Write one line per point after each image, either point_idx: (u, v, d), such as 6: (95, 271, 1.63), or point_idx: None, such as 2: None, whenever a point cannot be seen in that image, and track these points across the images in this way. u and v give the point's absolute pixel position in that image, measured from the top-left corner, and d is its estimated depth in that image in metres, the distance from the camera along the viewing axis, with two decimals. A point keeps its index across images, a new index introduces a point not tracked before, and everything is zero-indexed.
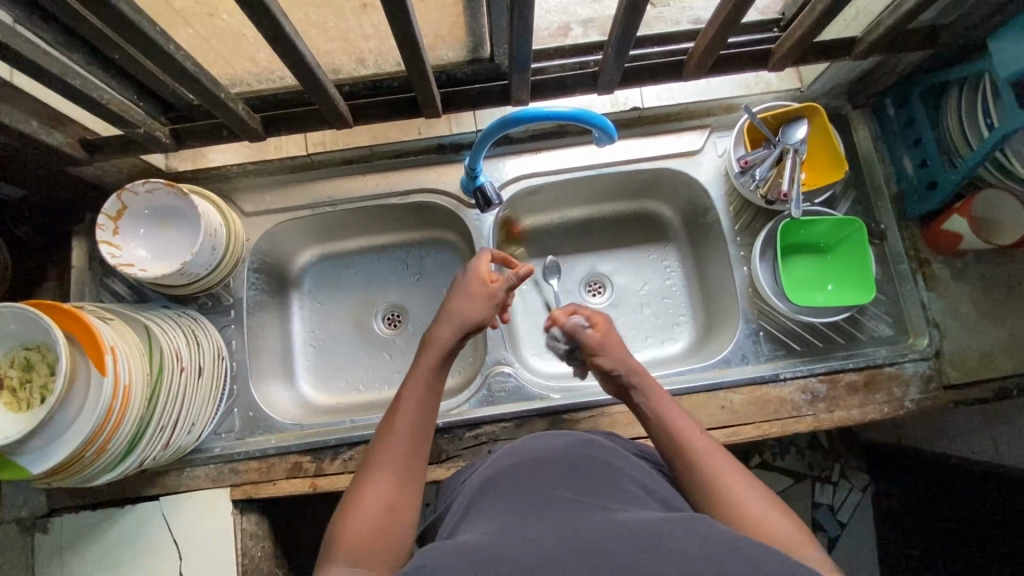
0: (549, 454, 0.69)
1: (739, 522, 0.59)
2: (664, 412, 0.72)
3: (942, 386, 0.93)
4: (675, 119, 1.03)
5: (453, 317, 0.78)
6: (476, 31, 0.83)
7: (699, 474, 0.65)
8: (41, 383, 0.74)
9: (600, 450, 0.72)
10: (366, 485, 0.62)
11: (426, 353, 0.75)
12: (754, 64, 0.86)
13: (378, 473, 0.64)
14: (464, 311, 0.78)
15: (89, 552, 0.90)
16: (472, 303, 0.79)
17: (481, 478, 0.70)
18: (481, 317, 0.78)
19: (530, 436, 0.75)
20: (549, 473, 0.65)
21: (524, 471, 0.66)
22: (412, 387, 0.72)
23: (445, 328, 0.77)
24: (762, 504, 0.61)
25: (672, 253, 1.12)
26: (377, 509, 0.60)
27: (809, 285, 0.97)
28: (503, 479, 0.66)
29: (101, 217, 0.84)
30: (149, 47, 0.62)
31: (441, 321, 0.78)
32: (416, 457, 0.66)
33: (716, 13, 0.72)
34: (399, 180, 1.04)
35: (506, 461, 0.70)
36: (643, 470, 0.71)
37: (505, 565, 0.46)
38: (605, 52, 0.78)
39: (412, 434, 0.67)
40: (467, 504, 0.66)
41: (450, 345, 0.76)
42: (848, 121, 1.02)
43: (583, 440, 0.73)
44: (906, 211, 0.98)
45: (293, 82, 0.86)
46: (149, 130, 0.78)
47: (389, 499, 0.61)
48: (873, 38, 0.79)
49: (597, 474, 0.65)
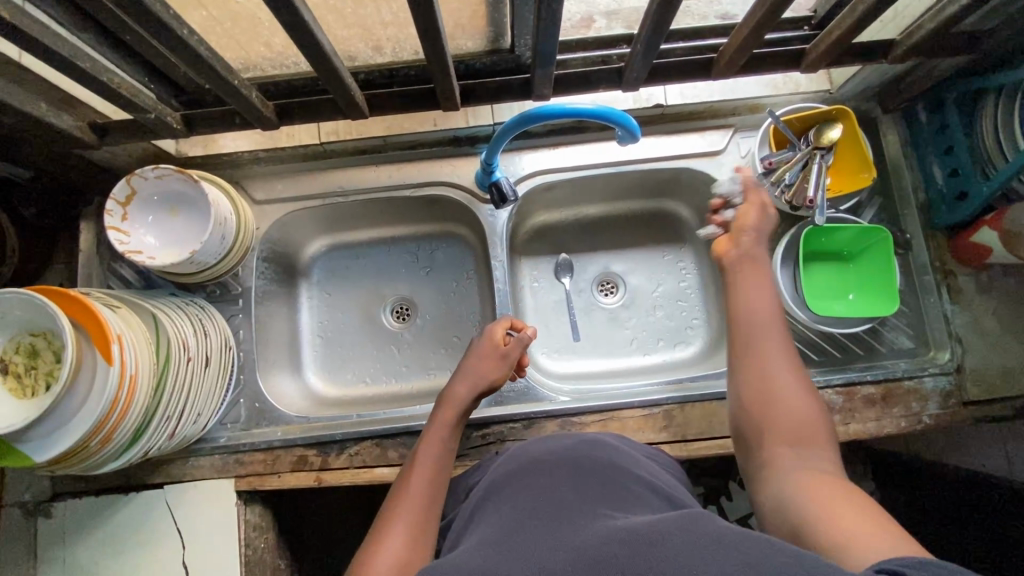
0: (556, 455, 0.68)
1: (770, 399, 0.65)
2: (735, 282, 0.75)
3: (962, 402, 0.91)
4: (698, 117, 1.00)
5: (470, 375, 0.82)
6: (498, 21, 0.80)
7: (749, 346, 0.69)
8: (47, 371, 0.73)
9: (608, 450, 0.70)
10: (381, 543, 0.62)
11: (441, 413, 0.79)
12: (785, 65, 0.83)
13: (393, 529, 0.63)
14: (480, 370, 0.82)
15: (91, 537, 0.90)
16: (486, 362, 0.83)
17: (488, 481, 0.69)
18: (496, 378, 0.83)
19: (534, 439, 0.74)
20: (555, 475, 0.64)
21: (530, 474, 0.65)
22: (429, 445, 0.74)
23: (461, 386, 0.81)
24: (801, 389, 0.65)
25: (688, 255, 1.10)
26: (392, 567, 0.59)
27: (829, 294, 0.94)
28: (509, 482, 0.65)
29: (110, 202, 0.83)
30: (163, 32, 0.60)
31: (457, 379, 0.82)
32: (429, 514, 0.67)
33: (753, 9, 0.69)
34: (412, 172, 1.01)
35: (510, 464, 0.69)
36: (654, 474, 0.69)
37: None
38: (632, 47, 0.75)
39: (427, 491, 0.69)
40: (474, 508, 0.65)
41: (466, 403, 0.80)
42: (876, 125, 0.99)
43: (589, 440, 0.72)
44: (932, 220, 0.95)
45: (308, 68, 0.84)
46: (160, 116, 0.76)
47: (404, 556, 0.61)
48: (913, 41, 0.76)
49: (606, 475, 0.64)
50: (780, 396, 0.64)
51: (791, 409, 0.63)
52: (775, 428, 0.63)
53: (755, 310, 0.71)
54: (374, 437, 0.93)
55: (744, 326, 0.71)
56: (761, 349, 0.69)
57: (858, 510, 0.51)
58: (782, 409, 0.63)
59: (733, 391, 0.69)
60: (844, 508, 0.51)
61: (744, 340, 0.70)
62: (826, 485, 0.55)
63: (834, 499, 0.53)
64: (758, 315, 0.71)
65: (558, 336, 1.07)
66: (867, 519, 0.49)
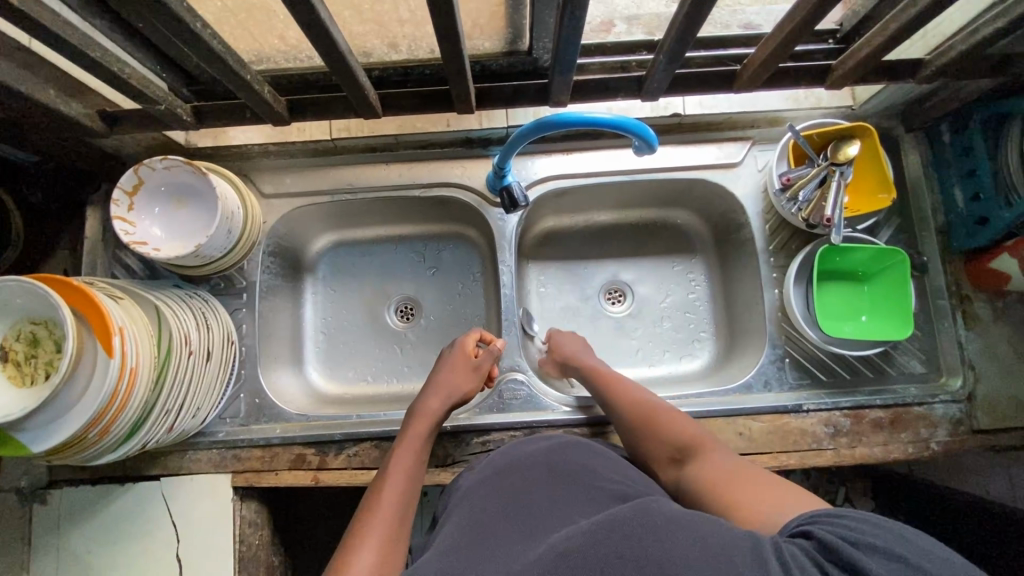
0: (537, 457, 0.70)
1: (650, 429, 0.77)
2: (596, 367, 0.88)
3: (971, 430, 0.89)
4: (717, 128, 0.98)
5: (443, 387, 0.84)
6: (517, 22, 0.77)
7: (617, 396, 0.82)
8: (47, 360, 0.72)
9: (594, 457, 0.71)
10: (354, 555, 0.62)
11: (415, 425, 0.80)
12: (810, 80, 0.81)
13: (367, 540, 0.64)
14: (453, 383, 0.85)
15: (86, 527, 0.89)
16: (458, 374, 0.86)
17: (470, 481, 0.71)
18: (469, 390, 0.86)
19: (513, 444, 0.75)
20: (534, 481, 0.67)
21: (513, 478, 0.68)
22: (402, 454, 0.75)
23: (434, 399, 0.83)
24: (673, 412, 0.78)
25: (698, 267, 1.08)
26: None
27: (840, 315, 0.93)
28: (496, 488, 0.67)
29: (117, 191, 0.82)
30: (175, 23, 0.58)
31: (430, 392, 0.84)
32: (402, 525, 0.67)
33: (782, 23, 0.67)
34: (424, 171, 1.00)
35: (491, 466, 0.72)
36: (645, 481, 0.70)
37: None
38: (656, 55, 0.73)
39: (399, 503, 0.69)
40: (452, 509, 0.68)
41: (441, 415, 0.82)
42: (898, 144, 0.97)
43: (569, 440, 0.74)
44: (951, 243, 0.94)
45: (321, 63, 0.83)
46: (170, 107, 0.75)
47: (376, 567, 0.61)
48: (942, 62, 0.74)
49: (584, 483, 0.66)
50: (658, 424, 0.76)
51: (670, 431, 0.75)
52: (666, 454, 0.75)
53: (619, 380, 0.85)
54: (373, 439, 0.92)
55: (615, 391, 0.83)
56: (626, 398, 0.82)
57: (760, 486, 0.62)
58: (663, 434, 0.75)
59: (625, 437, 0.80)
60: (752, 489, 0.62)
61: (617, 398, 0.82)
62: (727, 474, 0.66)
63: (738, 482, 0.64)
64: (621, 382, 0.84)
65: None
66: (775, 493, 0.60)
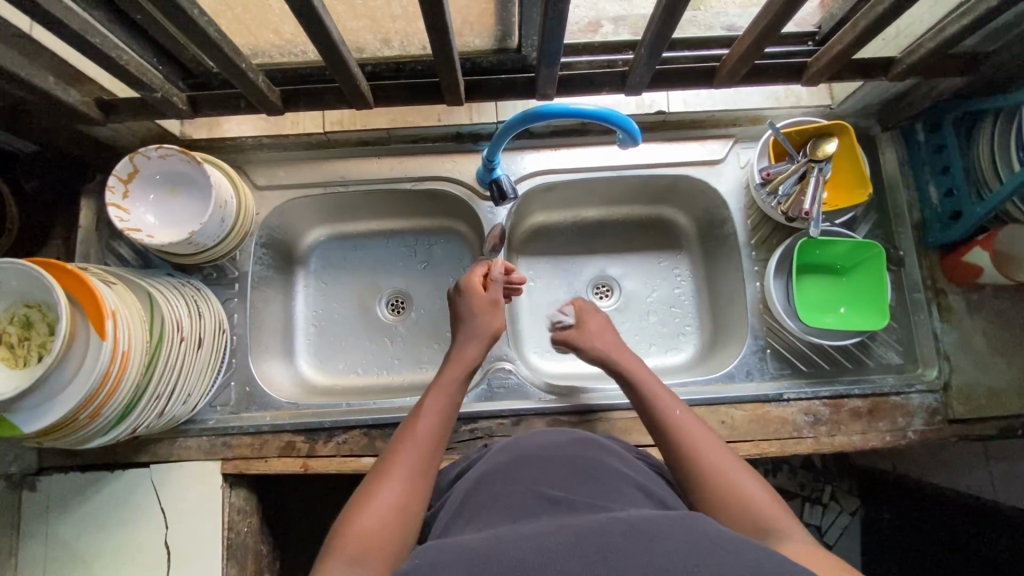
0: (548, 452, 0.68)
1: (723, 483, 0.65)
2: (656, 396, 0.77)
3: (947, 419, 0.91)
4: (700, 126, 1.01)
5: (474, 332, 0.84)
6: (506, 20, 0.80)
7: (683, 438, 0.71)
8: (40, 343, 0.73)
9: (599, 448, 0.71)
10: (381, 485, 0.64)
11: (452, 367, 0.80)
12: (787, 77, 0.84)
13: (394, 474, 0.66)
14: (484, 325, 0.85)
15: (75, 513, 0.90)
16: (486, 316, 0.86)
17: (480, 471, 0.68)
18: (497, 324, 0.86)
19: (524, 435, 0.73)
20: (549, 471, 0.64)
21: (523, 471, 0.65)
22: (438, 394, 0.76)
23: (472, 345, 0.83)
24: (747, 471, 0.67)
25: (683, 262, 1.11)
26: (389, 506, 0.62)
27: (820, 306, 0.96)
28: (495, 466, 0.67)
29: (111, 178, 0.83)
30: (174, 11, 0.60)
31: (464, 337, 0.84)
32: (432, 461, 0.69)
33: (756, 20, 0.70)
34: (414, 165, 1.03)
35: (502, 456, 0.69)
36: (644, 473, 0.70)
37: (509, 554, 0.47)
38: (637, 51, 0.76)
39: (432, 438, 0.71)
40: (465, 497, 0.65)
41: (478, 359, 0.82)
42: (875, 143, 1.01)
43: (584, 436, 0.73)
44: (926, 239, 0.96)
45: (315, 58, 0.85)
46: (166, 96, 0.77)
47: (400, 499, 0.63)
48: (913, 60, 0.78)
49: (600, 475, 0.64)
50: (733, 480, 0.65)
51: (746, 493, 0.64)
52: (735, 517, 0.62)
53: (682, 421, 0.73)
54: (362, 427, 0.93)
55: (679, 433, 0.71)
56: (694, 441, 0.70)
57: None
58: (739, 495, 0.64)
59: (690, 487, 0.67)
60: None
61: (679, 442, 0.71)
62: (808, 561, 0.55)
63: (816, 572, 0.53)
64: (684, 419, 0.74)
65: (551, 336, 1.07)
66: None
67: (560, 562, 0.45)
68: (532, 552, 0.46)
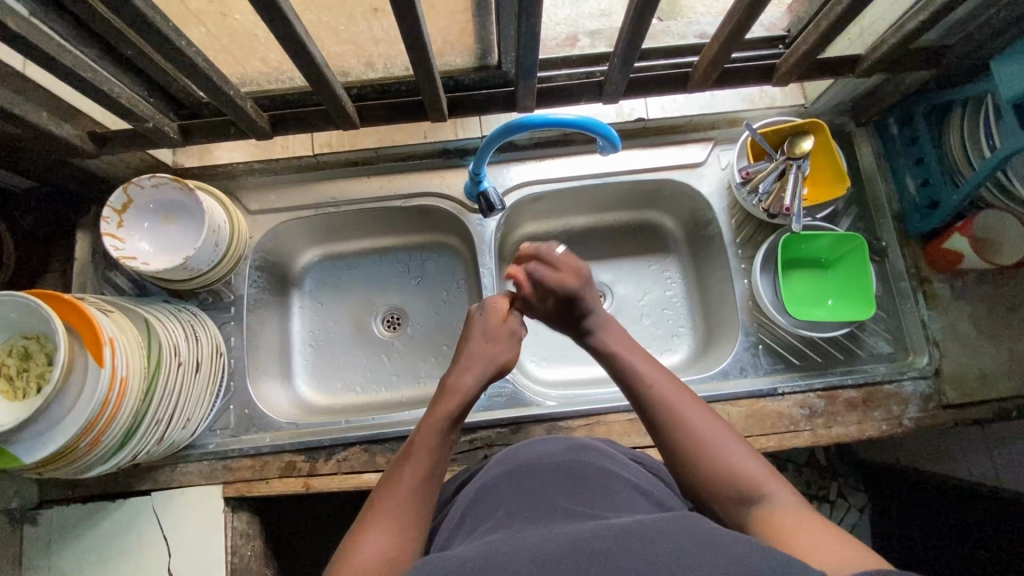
0: (546, 459, 0.68)
1: (707, 455, 0.66)
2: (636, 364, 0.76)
3: (942, 405, 0.92)
4: (679, 131, 1.04)
5: (476, 362, 0.80)
6: (485, 38, 0.83)
7: (670, 409, 0.70)
8: (38, 373, 0.74)
9: (594, 453, 0.71)
10: (367, 534, 0.61)
11: (446, 400, 0.76)
12: (758, 78, 0.87)
13: (382, 521, 0.62)
14: (488, 352, 0.81)
15: (78, 545, 0.89)
16: (493, 344, 0.82)
17: (480, 483, 0.68)
18: (505, 356, 0.82)
19: (522, 443, 0.74)
20: (545, 478, 0.64)
21: (522, 479, 0.65)
22: (425, 432, 0.72)
23: (468, 374, 0.79)
24: (732, 444, 0.66)
25: (673, 265, 1.12)
26: (376, 560, 0.58)
27: (808, 301, 0.98)
28: (495, 478, 0.67)
29: (107, 209, 0.86)
30: (161, 41, 0.63)
31: (462, 366, 0.80)
32: (421, 504, 0.66)
33: (722, 26, 0.73)
34: (402, 183, 1.05)
35: (501, 467, 0.69)
36: (639, 474, 0.71)
37: (506, 564, 0.47)
38: (611, 60, 0.78)
39: (420, 482, 0.67)
40: (464, 509, 0.65)
41: (474, 390, 0.78)
42: (851, 138, 1.03)
43: (578, 442, 0.73)
44: (906, 228, 0.98)
45: (303, 83, 0.87)
46: (158, 125, 0.80)
47: (389, 550, 0.60)
48: (878, 55, 0.81)
49: (598, 481, 0.64)
50: (717, 456, 0.65)
51: (733, 464, 0.64)
52: (726, 488, 0.64)
53: (661, 387, 0.72)
54: (362, 442, 0.94)
55: (659, 409, 0.70)
56: (682, 412, 0.70)
57: (821, 534, 0.54)
58: (729, 468, 0.64)
59: (675, 461, 0.68)
60: (806, 541, 0.54)
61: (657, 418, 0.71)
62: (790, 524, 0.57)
63: (792, 533, 0.56)
64: (668, 388, 0.72)
65: (547, 344, 1.08)
66: (837, 543, 0.52)
67: (555, 567, 0.45)
68: (528, 561, 0.47)
